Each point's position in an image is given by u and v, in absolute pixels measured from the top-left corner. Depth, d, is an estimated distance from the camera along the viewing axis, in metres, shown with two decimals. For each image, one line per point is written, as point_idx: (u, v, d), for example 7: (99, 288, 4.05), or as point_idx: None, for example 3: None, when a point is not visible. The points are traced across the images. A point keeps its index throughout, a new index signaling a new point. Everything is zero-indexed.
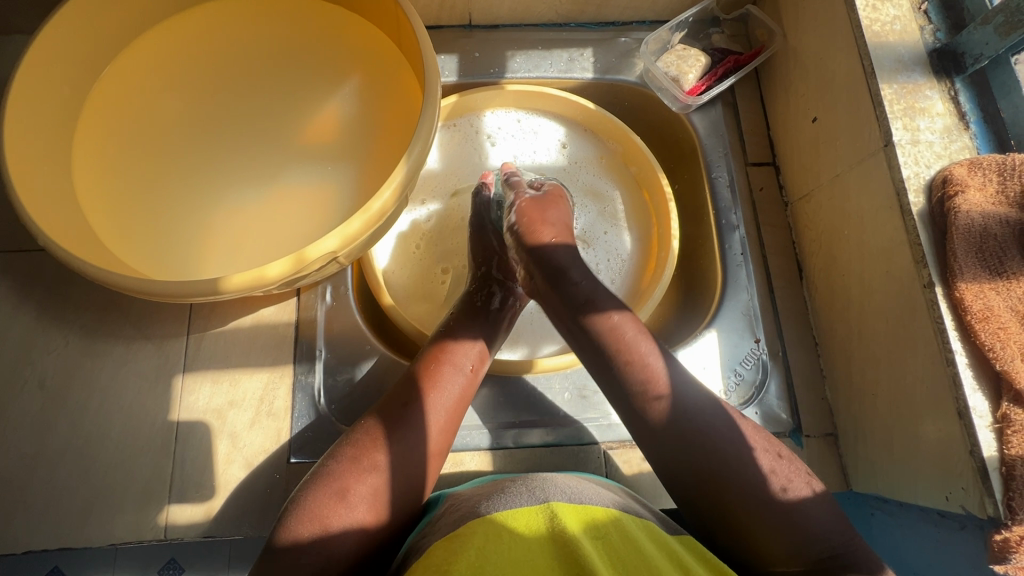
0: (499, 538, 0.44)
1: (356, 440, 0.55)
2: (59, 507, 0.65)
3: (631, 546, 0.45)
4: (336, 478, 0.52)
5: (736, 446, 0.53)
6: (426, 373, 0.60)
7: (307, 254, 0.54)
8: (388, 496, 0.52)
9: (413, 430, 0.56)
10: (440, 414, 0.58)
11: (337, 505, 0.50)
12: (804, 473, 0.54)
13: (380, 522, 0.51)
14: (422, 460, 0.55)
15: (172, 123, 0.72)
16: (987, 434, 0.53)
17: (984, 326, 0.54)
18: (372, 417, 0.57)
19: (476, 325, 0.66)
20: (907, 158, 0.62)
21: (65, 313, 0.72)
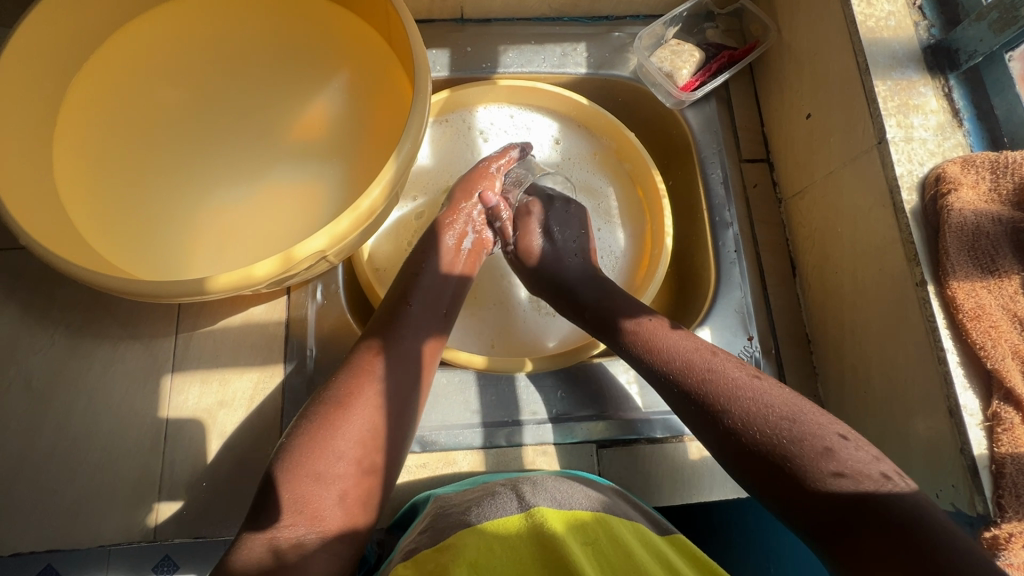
0: (490, 552, 0.44)
1: (324, 406, 0.54)
2: (46, 510, 0.65)
3: (618, 548, 0.45)
4: (305, 459, 0.51)
5: (824, 440, 0.48)
6: (384, 348, 0.59)
7: (295, 253, 0.54)
8: (358, 481, 0.52)
9: (376, 408, 0.55)
10: (406, 380, 0.58)
11: (315, 500, 0.50)
12: (868, 458, 0.47)
13: (356, 507, 0.51)
14: (389, 443, 0.55)
15: (157, 121, 0.71)
16: (977, 432, 0.53)
17: (975, 325, 0.54)
18: (335, 395, 0.55)
19: (439, 291, 0.65)
20: (901, 156, 0.61)
21: (51, 313, 0.71)
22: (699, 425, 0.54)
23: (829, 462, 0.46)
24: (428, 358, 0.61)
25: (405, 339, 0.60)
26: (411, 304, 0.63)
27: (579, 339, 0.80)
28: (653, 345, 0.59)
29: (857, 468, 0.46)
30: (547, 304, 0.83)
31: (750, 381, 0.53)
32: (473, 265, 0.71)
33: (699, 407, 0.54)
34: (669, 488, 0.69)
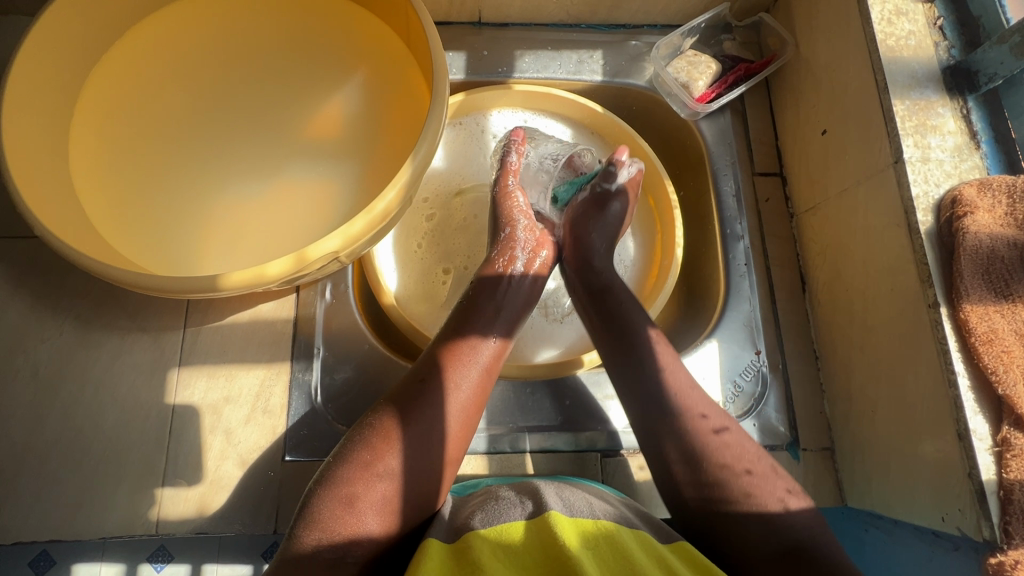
0: (493, 557, 0.44)
1: (376, 426, 0.54)
2: (48, 500, 0.65)
3: (620, 555, 0.45)
4: (352, 479, 0.51)
5: (740, 463, 0.53)
6: (443, 367, 0.59)
7: (309, 254, 0.54)
8: (400, 499, 0.52)
9: (428, 429, 0.55)
10: (460, 396, 0.58)
11: (348, 515, 0.49)
12: (781, 489, 0.52)
13: (396, 527, 0.51)
14: (436, 466, 0.55)
15: (172, 114, 0.71)
16: (986, 457, 0.53)
17: (987, 349, 0.54)
18: (383, 415, 0.55)
19: (499, 309, 0.65)
20: (917, 176, 0.61)
21: (60, 302, 0.71)
22: (651, 428, 0.56)
23: (748, 488, 0.51)
24: (483, 374, 0.60)
25: (455, 358, 0.60)
26: (465, 325, 0.63)
27: (586, 347, 0.80)
28: (648, 353, 0.60)
29: (766, 493, 0.51)
30: (555, 310, 0.83)
31: (688, 397, 0.57)
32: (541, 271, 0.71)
33: (653, 399, 0.57)
34: None
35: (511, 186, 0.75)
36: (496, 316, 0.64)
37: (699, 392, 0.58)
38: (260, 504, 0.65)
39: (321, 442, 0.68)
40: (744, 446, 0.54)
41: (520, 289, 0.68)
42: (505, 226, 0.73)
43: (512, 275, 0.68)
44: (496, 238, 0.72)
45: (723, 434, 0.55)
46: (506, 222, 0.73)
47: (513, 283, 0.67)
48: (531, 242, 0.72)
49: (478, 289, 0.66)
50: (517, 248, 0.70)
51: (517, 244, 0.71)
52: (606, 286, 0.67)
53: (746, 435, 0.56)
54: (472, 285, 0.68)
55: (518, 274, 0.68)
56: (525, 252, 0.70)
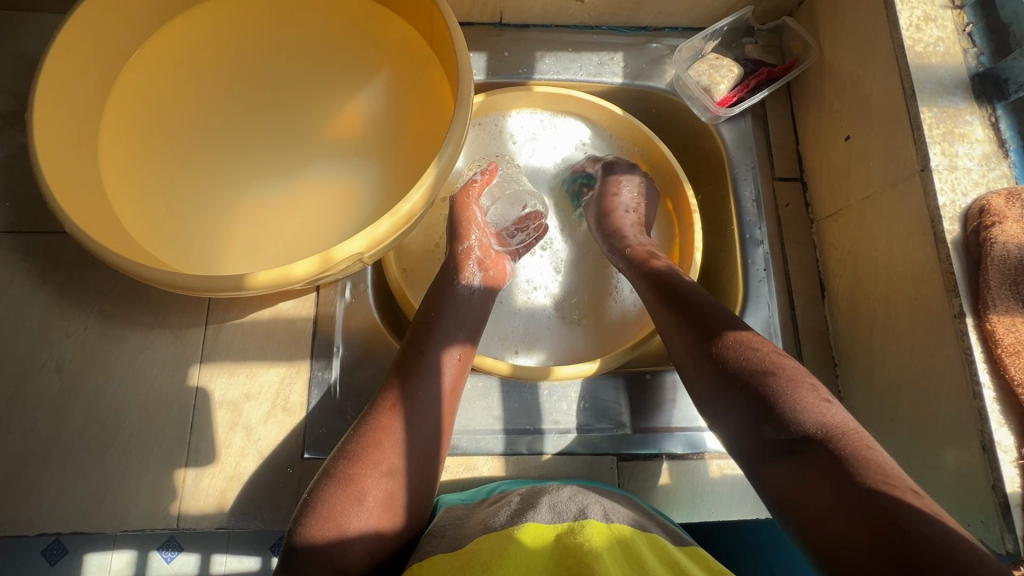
0: (509, 550, 0.45)
1: (373, 425, 0.55)
2: (72, 492, 0.65)
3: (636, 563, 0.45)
4: (356, 475, 0.51)
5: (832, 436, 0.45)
6: (421, 368, 0.59)
7: (334, 254, 0.54)
8: (402, 497, 0.52)
9: (423, 429, 0.56)
10: (437, 397, 0.58)
11: (353, 511, 0.49)
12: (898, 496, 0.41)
13: (399, 523, 0.51)
14: (435, 464, 0.56)
15: (196, 112, 0.71)
16: (1010, 469, 0.53)
17: (1014, 361, 0.53)
18: (383, 411, 0.56)
19: (461, 321, 0.64)
20: (944, 185, 0.61)
21: (84, 297, 0.72)
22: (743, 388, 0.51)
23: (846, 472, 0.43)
24: (455, 375, 0.61)
25: (432, 360, 0.60)
26: (439, 322, 0.63)
27: (603, 350, 0.80)
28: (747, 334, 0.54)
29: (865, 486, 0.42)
30: (573, 312, 0.83)
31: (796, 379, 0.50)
32: (493, 282, 0.71)
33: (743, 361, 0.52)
34: (689, 504, 0.69)
35: (470, 201, 0.76)
36: (466, 318, 0.65)
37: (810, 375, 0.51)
38: (279, 500, 0.66)
39: (340, 441, 0.69)
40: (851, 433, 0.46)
41: (474, 302, 0.67)
42: (462, 241, 0.72)
43: (472, 287, 0.68)
44: (453, 251, 0.71)
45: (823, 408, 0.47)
46: (463, 236, 0.72)
47: (468, 296, 0.67)
48: (486, 258, 0.71)
49: (445, 296, 0.66)
50: (473, 261, 0.70)
51: (473, 257, 0.70)
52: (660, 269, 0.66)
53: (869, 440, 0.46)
54: (434, 288, 0.68)
55: (470, 287, 0.68)
56: (479, 267, 0.70)
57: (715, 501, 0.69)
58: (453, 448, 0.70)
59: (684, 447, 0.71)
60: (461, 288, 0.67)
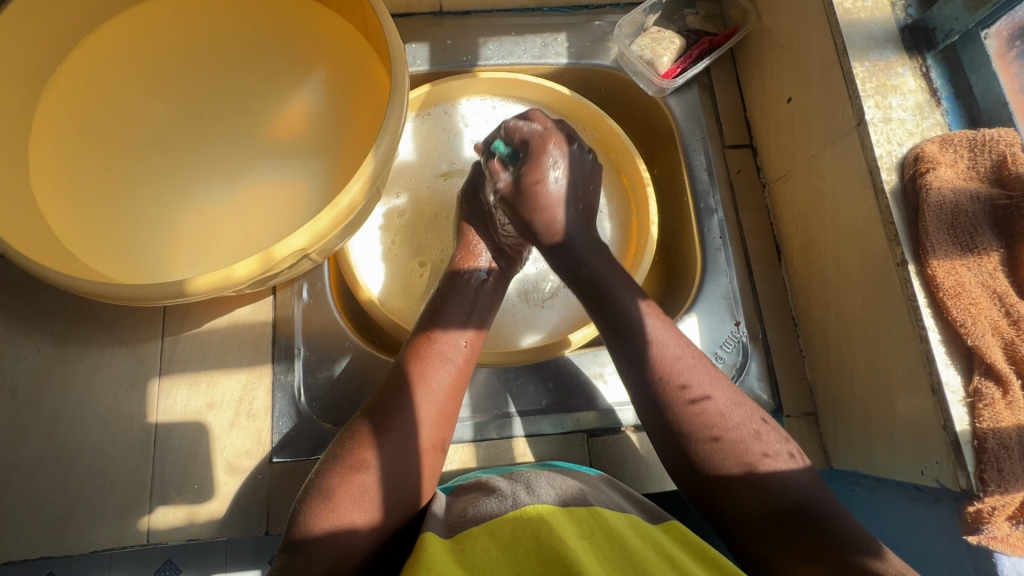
0: (488, 555, 0.45)
1: (356, 432, 0.54)
2: (36, 517, 0.64)
3: (615, 542, 0.45)
4: (337, 482, 0.51)
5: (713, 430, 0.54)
6: (412, 368, 0.58)
7: (276, 253, 0.53)
8: (382, 492, 0.51)
9: (405, 425, 0.55)
10: (439, 389, 0.58)
11: (329, 510, 0.49)
12: (783, 450, 0.54)
13: (379, 519, 0.51)
14: (416, 457, 0.54)
15: (132, 122, 0.70)
16: (959, 408, 0.54)
17: (955, 303, 0.54)
18: (360, 421, 0.55)
19: (470, 308, 0.64)
20: (880, 137, 0.61)
21: (35, 319, 0.70)
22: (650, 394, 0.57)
23: (720, 451, 0.53)
24: (465, 361, 0.61)
25: (441, 343, 0.60)
26: (446, 306, 0.64)
27: (568, 330, 0.80)
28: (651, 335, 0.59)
29: (735, 457, 0.53)
30: (536, 296, 0.83)
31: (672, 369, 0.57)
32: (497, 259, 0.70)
33: (643, 371, 0.58)
34: (660, 474, 0.70)
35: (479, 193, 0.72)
36: (476, 303, 0.65)
37: (686, 359, 0.58)
38: (252, 507, 0.66)
39: (309, 442, 0.68)
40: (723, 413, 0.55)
41: (483, 298, 0.67)
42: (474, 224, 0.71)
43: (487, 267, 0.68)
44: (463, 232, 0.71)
45: (702, 403, 0.55)
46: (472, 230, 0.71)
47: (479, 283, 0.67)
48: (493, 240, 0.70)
49: (454, 283, 0.66)
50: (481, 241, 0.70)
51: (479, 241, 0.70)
52: (595, 272, 0.64)
53: (734, 398, 0.56)
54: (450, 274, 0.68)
55: (481, 276, 0.68)
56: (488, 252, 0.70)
57: None
58: None
59: None
60: (467, 279, 0.67)
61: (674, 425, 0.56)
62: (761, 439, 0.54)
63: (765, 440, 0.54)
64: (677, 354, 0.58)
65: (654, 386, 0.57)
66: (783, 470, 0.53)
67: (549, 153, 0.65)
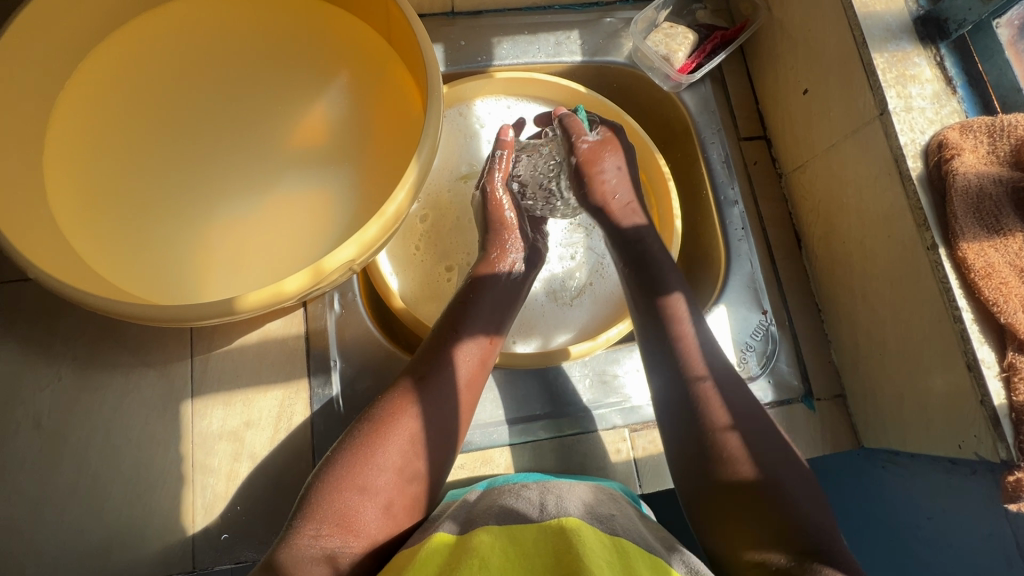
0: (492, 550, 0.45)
1: (375, 421, 0.57)
2: (72, 552, 0.62)
3: (634, 572, 0.44)
4: (361, 446, 0.55)
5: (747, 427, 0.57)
6: (441, 367, 0.61)
7: (325, 266, 0.52)
8: (392, 488, 0.55)
9: (431, 421, 0.59)
10: (460, 388, 0.62)
11: (344, 498, 0.52)
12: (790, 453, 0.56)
13: (382, 515, 0.54)
14: (434, 454, 0.58)
15: (147, 135, 0.67)
16: (995, 383, 0.56)
17: (987, 283, 0.57)
18: (402, 385, 0.60)
19: (496, 307, 0.68)
20: (903, 125, 0.64)
21: (53, 345, 0.67)
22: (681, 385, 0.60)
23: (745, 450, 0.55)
24: (474, 368, 0.63)
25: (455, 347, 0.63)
26: (472, 315, 0.65)
27: (599, 326, 0.81)
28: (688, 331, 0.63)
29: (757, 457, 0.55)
30: (564, 295, 0.83)
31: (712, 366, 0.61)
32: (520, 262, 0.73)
33: (683, 362, 0.61)
34: None
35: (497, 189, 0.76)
36: (492, 314, 0.67)
37: (722, 359, 0.62)
38: None
39: None
40: (752, 414, 0.58)
41: (507, 296, 0.70)
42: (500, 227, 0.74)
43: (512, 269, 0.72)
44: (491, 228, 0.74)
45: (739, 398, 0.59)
46: (499, 218, 0.74)
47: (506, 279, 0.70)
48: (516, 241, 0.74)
49: (483, 283, 0.69)
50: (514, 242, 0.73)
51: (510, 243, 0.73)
52: (645, 252, 0.69)
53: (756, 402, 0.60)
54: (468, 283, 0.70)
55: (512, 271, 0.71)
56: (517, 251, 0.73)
57: None
58: (467, 444, 0.70)
59: None
60: (498, 280, 0.70)
61: (696, 411, 0.58)
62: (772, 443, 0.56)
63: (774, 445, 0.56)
64: (716, 356, 0.62)
65: (696, 378, 0.60)
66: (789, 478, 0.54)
67: (604, 158, 0.74)
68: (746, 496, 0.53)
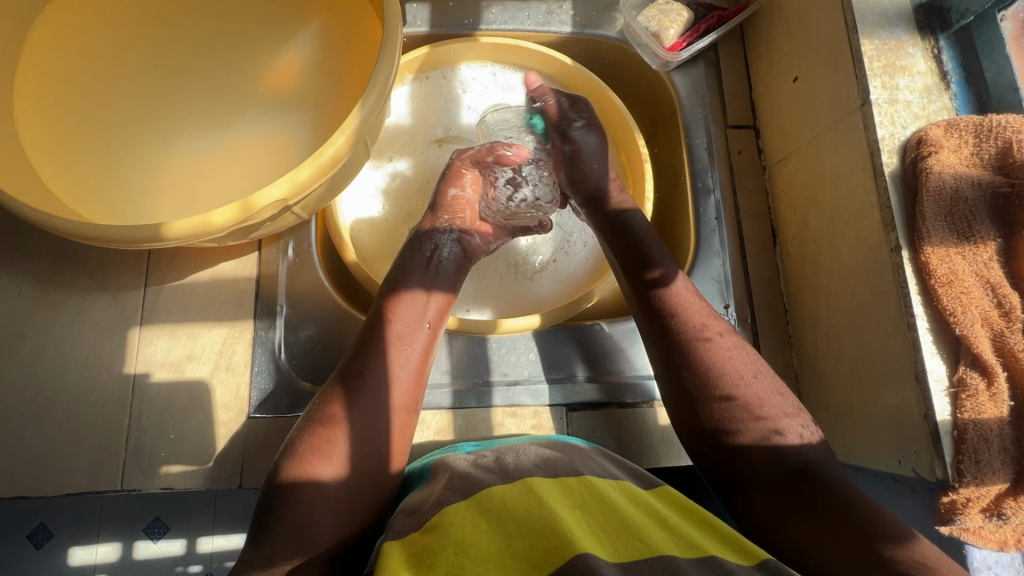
0: (475, 531, 0.43)
1: (315, 419, 0.52)
2: (12, 457, 0.65)
3: (609, 510, 0.45)
4: (293, 481, 0.48)
5: (743, 385, 0.54)
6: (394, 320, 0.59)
7: (254, 202, 0.53)
8: (350, 474, 0.50)
9: (375, 378, 0.55)
10: (407, 344, 0.59)
11: (298, 502, 0.47)
12: (793, 410, 0.54)
13: (348, 508, 0.49)
14: (385, 417, 0.54)
15: (120, 66, 0.68)
16: (942, 398, 0.53)
17: (947, 291, 0.53)
18: (329, 402, 0.53)
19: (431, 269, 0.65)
20: (883, 118, 0.60)
21: (18, 261, 0.70)
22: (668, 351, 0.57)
23: (746, 410, 0.53)
24: (429, 322, 0.61)
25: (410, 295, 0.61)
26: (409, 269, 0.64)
27: (555, 304, 0.79)
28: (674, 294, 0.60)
29: (761, 417, 0.53)
30: (525, 269, 0.82)
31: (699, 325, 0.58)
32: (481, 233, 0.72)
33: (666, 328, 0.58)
34: (637, 452, 0.70)
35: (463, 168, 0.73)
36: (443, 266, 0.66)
37: (712, 317, 0.59)
38: (226, 460, 0.66)
39: (287, 399, 0.68)
40: (747, 371, 0.55)
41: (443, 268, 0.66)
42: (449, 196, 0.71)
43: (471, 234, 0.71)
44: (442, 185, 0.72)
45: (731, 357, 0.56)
46: (445, 194, 0.71)
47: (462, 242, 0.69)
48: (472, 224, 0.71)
49: (410, 248, 0.66)
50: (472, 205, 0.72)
51: (462, 212, 0.71)
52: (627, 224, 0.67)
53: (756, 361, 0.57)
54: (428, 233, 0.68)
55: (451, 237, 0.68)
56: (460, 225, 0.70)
57: (663, 449, 0.69)
58: None
59: (633, 397, 0.71)
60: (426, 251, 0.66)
61: (691, 378, 0.55)
62: (776, 399, 0.54)
63: (779, 401, 0.54)
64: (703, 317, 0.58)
65: (685, 341, 0.57)
66: (798, 434, 0.52)
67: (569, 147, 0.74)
68: (755, 457, 0.51)
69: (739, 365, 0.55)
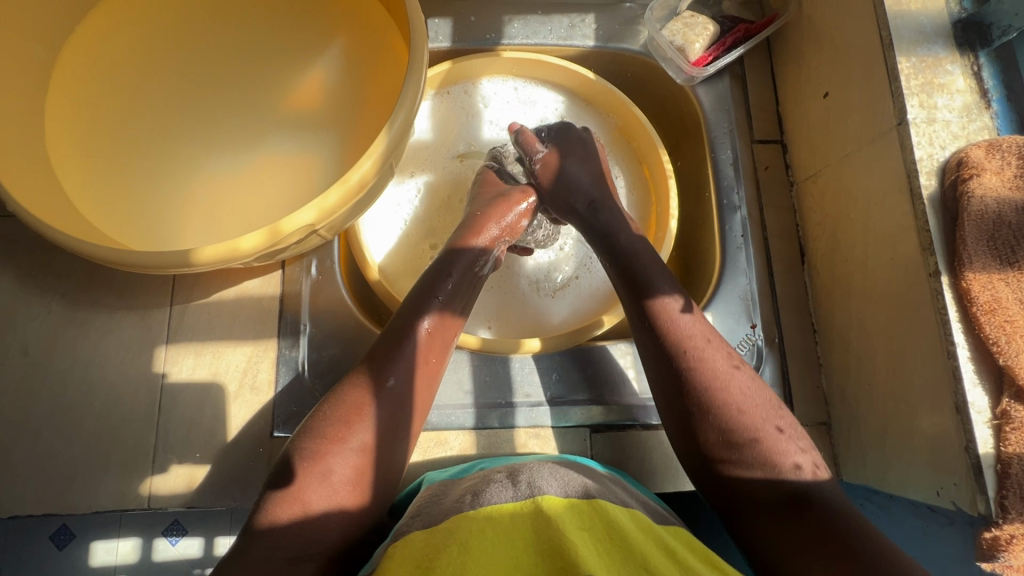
0: (481, 534, 0.43)
1: (321, 431, 0.52)
2: (41, 475, 0.65)
3: (620, 540, 0.44)
4: (290, 495, 0.48)
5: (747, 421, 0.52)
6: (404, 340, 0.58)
7: (282, 228, 0.52)
8: (351, 491, 0.50)
9: (394, 398, 0.55)
10: (426, 362, 0.59)
11: (298, 516, 0.48)
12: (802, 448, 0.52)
13: (344, 525, 0.49)
14: (401, 438, 0.55)
15: (146, 86, 0.69)
16: (984, 430, 0.51)
17: (989, 319, 0.51)
18: (349, 396, 0.54)
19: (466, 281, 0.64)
20: (921, 138, 0.58)
21: (46, 280, 0.71)
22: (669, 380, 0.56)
23: (750, 447, 0.51)
24: (445, 341, 0.61)
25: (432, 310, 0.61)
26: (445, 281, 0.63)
27: (578, 322, 0.78)
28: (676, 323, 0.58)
29: (766, 454, 0.51)
30: (547, 286, 0.81)
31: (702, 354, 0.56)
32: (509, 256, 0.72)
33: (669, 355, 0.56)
34: (661, 475, 0.69)
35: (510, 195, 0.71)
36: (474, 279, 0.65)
37: (716, 345, 0.57)
38: (251, 479, 0.66)
39: None
40: (756, 406, 0.53)
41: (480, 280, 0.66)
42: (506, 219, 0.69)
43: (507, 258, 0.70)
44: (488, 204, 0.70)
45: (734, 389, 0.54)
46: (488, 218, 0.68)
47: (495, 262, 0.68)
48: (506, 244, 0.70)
49: (454, 257, 0.64)
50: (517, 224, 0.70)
51: (503, 232, 0.69)
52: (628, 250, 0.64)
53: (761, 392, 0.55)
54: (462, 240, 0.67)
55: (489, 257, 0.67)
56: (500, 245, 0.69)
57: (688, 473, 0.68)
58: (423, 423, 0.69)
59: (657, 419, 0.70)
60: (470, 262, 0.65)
61: (693, 410, 0.54)
62: (783, 436, 0.52)
63: (787, 439, 0.52)
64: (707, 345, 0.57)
65: (687, 371, 0.55)
66: (804, 474, 0.50)
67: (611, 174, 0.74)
68: (760, 496, 0.50)
69: (744, 399, 0.53)
